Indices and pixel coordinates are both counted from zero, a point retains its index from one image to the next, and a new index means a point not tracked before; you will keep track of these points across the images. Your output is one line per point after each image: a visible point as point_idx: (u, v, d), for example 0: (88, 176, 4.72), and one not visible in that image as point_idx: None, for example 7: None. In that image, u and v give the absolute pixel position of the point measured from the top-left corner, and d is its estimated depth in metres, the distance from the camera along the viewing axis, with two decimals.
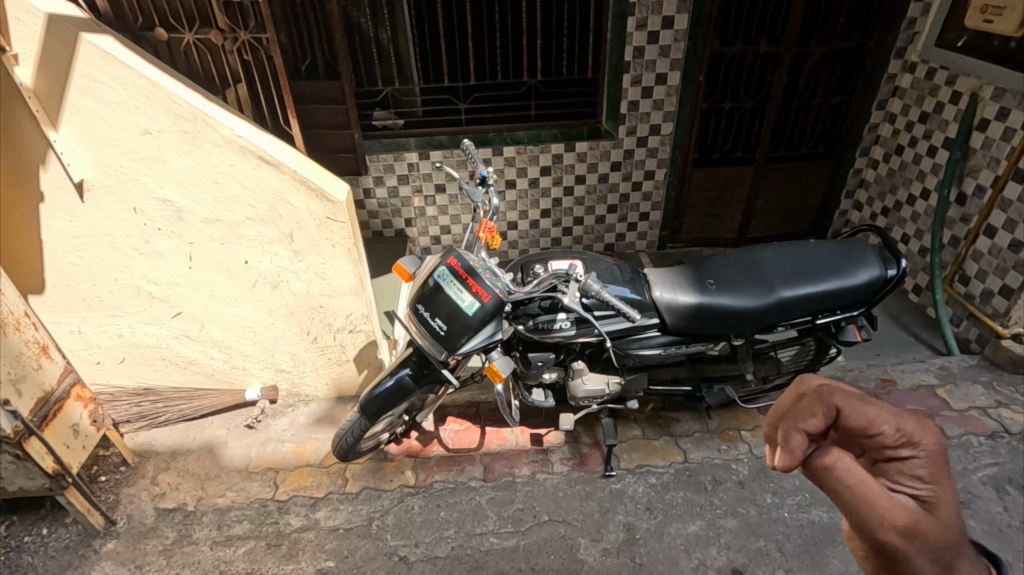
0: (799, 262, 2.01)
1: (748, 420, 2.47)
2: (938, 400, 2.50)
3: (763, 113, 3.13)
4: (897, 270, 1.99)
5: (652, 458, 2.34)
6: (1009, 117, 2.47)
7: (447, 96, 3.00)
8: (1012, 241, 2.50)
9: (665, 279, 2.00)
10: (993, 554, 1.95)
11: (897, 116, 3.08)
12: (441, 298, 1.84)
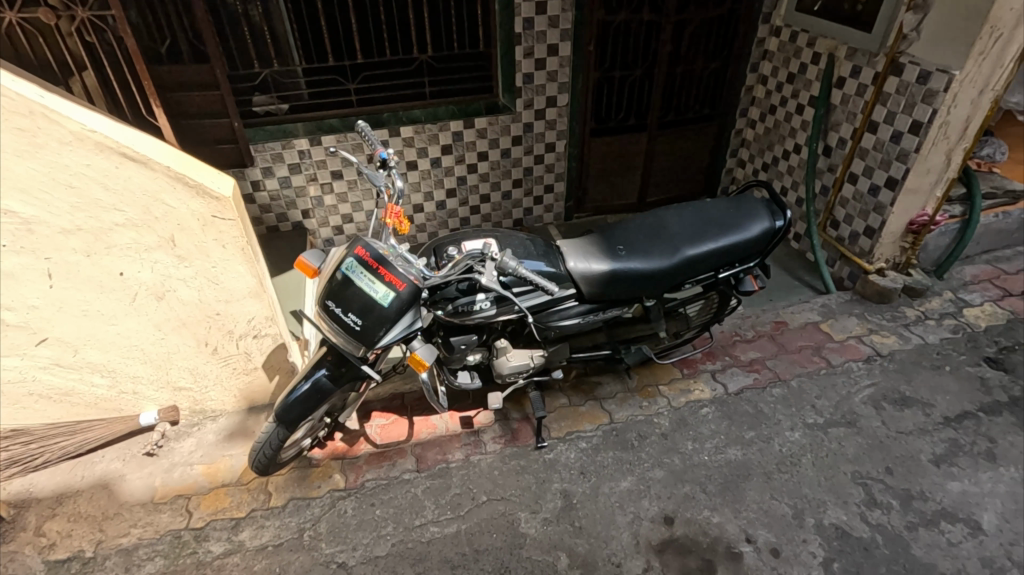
0: (698, 221, 2.12)
1: (665, 375, 2.61)
2: (822, 334, 2.78)
3: (651, 81, 3.25)
4: (783, 221, 2.15)
5: (581, 424, 2.41)
6: (860, 74, 2.74)
7: (333, 76, 2.81)
8: (872, 186, 2.80)
9: (578, 249, 2.04)
10: (877, 463, 2.21)
11: (768, 78, 3.31)
12: (353, 292, 1.75)
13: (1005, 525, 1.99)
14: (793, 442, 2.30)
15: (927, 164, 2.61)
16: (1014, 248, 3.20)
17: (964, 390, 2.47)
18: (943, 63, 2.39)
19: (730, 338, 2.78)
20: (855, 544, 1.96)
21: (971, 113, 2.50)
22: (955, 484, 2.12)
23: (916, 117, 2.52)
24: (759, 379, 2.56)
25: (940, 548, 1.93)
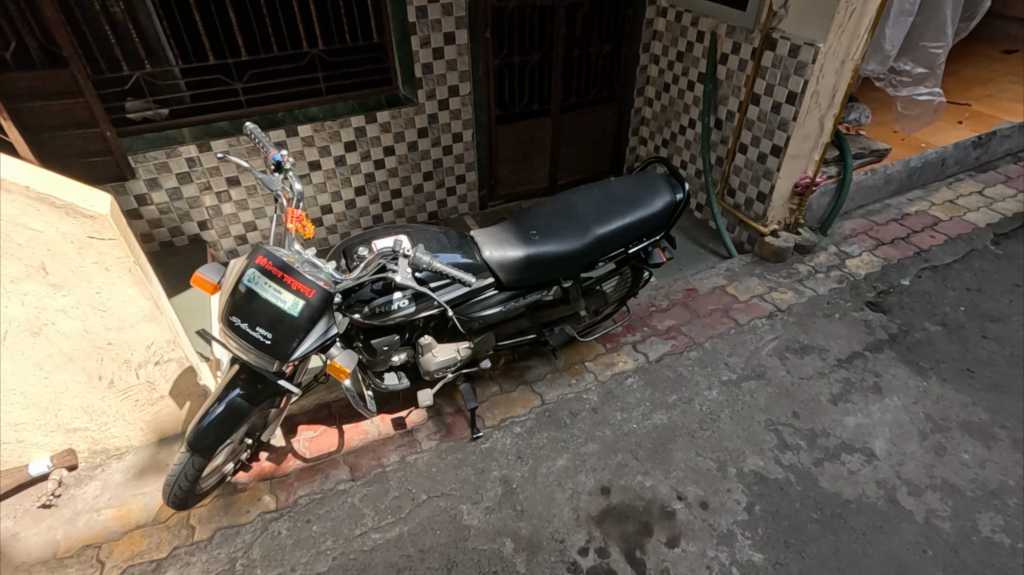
0: (605, 200, 2.18)
1: (590, 352, 2.69)
2: (729, 296, 2.97)
3: (550, 65, 3.29)
4: (683, 194, 2.26)
5: (514, 409, 2.44)
6: (740, 50, 2.92)
7: (217, 76, 2.62)
8: (759, 154, 3.01)
9: (492, 238, 2.04)
10: (786, 408, 2.40)
11: (660, 57, 3.46)
12: (258, 304, 1.65)
13: (894, 449, 2.23)
14: (712, 400, 2.45)
15: (805, 131, 2.83)
16: (883, 201, 3.56)
17: (852, 333, 2.73)
18: (809, 37, 2.59)
19: (647, 309, 2.91)
20: (773, 486, 2.13)
21: (837, 82, 2.73)
22: (852, 418, 2.35)
23: (791, 88, 2.73)
24: (677, 344, 2.70)
25: (844, 478, 2.14)
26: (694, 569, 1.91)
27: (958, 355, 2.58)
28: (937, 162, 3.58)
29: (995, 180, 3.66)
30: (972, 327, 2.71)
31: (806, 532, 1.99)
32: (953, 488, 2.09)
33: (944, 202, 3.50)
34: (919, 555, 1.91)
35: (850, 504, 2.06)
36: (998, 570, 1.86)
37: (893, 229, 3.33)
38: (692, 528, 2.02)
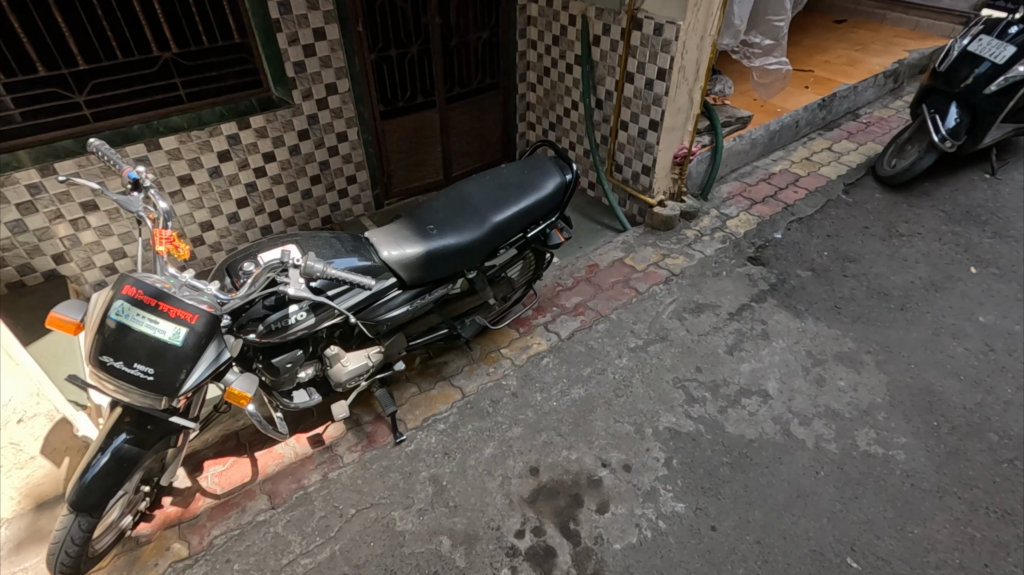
0: (498, 187, 2.20)
1: (504, 338, 2.71)
2: (628, 267, 3.11)
3: (429, 56, 3.24)
4: (572, 175, 2.32)
5: (435, 407, 2.41)
6: (611, 31, 3.04)
7: (52, 89, 2.32)
8: (640, 130, 3.17)
9: (389, 238, 2.00)
10: (689, 365, 2.57)
11: (537, 42, 3.52)
12: (132, 339, 1.50)
13: (785, 386, 2.46)
14: (623, 368, 2.57)
15: (677, 105, 3.00)
16: (751, 164, 3.88)
17: (739, 287, 2.96)
18: (670, 15, 2.75)
19: (553, 289, 2.99)
20: (686, 438, 2.27)
21: (700, 57, 2.91)
22: (746, 364, 2.56)
23: (660, 65, 2.89)
24: (585, 319, 2.80)
25: (745, 420, 2.33)
26: (625, 529, 2.00)
27: (827, 295, 2.89)
28: (792, 124, 3.96)
29: (840, 136, 4.11)
30: (835, 268, 3.04)
31: (719, 475, 2.15)
32: (835, 413, 2.35)
33: (801, 160, 3.89)
34: (814, 477, 2.13)
35: (753, 443, 2.25)
36: (877, 477, 2.12)
37: (762, 189, 3.65)
38: (619, 491, 2.11)
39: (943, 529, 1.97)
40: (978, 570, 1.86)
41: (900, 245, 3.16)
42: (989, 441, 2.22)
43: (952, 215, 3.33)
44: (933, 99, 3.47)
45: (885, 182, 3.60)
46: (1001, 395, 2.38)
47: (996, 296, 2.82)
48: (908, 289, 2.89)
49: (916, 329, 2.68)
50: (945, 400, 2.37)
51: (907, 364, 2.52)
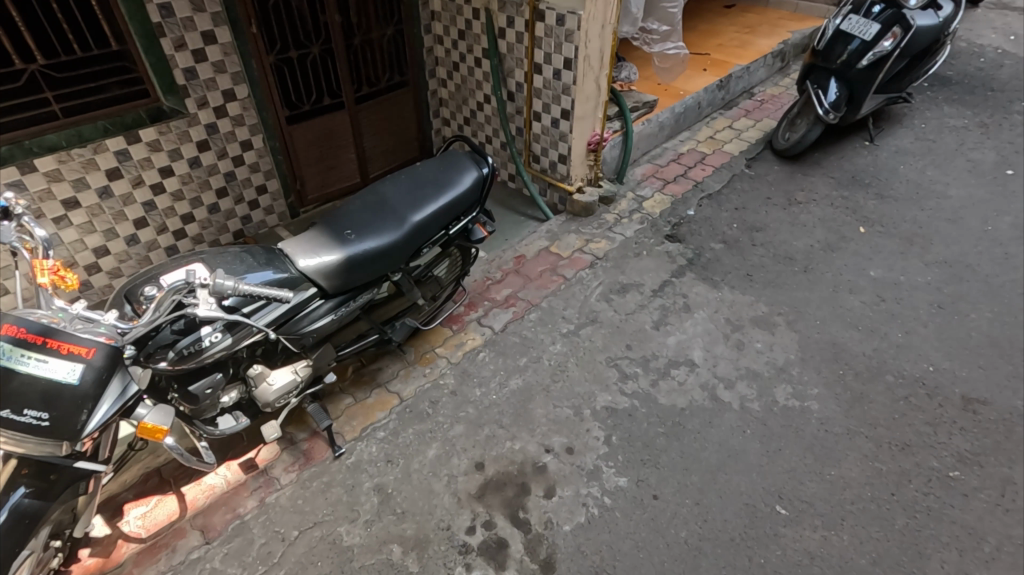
0: (415, 186, 2.17)
1: (437, 338, 2.69)
2: (554, 255, 3.17)
3: (332, 55, 3.13)
4: (488, 168, 2.32)
5: (373, 415, 2.36)
6: (515, 24, 3.05)
7: None
8: (553, 119, 3.22)
9: (305, 246, 1.93)
10: (620, 344, 2.66)
11: (443, 37, 3.49)
12: (18, 383, 1.33)
13: (708, 354, 2.60)
14: (558, 354, 2.61)
15: (586, 93, 3.08)
16: (661, 146, 4.05)
17: (660, 265, 3.09)
18: (570, 6, 2.80)
19: (483, 284, 2.99)
20: (623, 415, 2.35)
21: (603, 45, 2.97)
22: (672, 338, 2.68)
23: (566, 55, 2.94)
24: (517, 310, 2.83)
25: (676, 390, 2.44)
26: (573, 510, 2.05)
27: (739, 264, 3.07)
28: (695, 105, 4.16)
29: (738, 114, 4.36)
30: (744, 239, 3.24)
31: (656, 446, 2.24)
32: (755, 374, 2.51)
33: (706, 139, 4.10)
34: (742, 436, 2.27)
35: (685, 411, 2.36)
36: (796, 428, 2.29)
37: (673, 169, 3.82)
38: (564, 475, 2.16)
39: (856, 467, 2.16)
40: (887, 499, 2.06)
41: (799, 212, 3.41)
42: (887, 383, 2.45)
43: (841, 180, 3.63)
44: (815, 75, 3.74)
45: (781, 154, 3.86)
46: (893, 340, 2.63)
47: (883, 251, 3.11)
48: (809, 252, 3.13)
49: (819, 288, 2.90)
50: (848, 350, 2.59)
51: (814, 321, 2.73)
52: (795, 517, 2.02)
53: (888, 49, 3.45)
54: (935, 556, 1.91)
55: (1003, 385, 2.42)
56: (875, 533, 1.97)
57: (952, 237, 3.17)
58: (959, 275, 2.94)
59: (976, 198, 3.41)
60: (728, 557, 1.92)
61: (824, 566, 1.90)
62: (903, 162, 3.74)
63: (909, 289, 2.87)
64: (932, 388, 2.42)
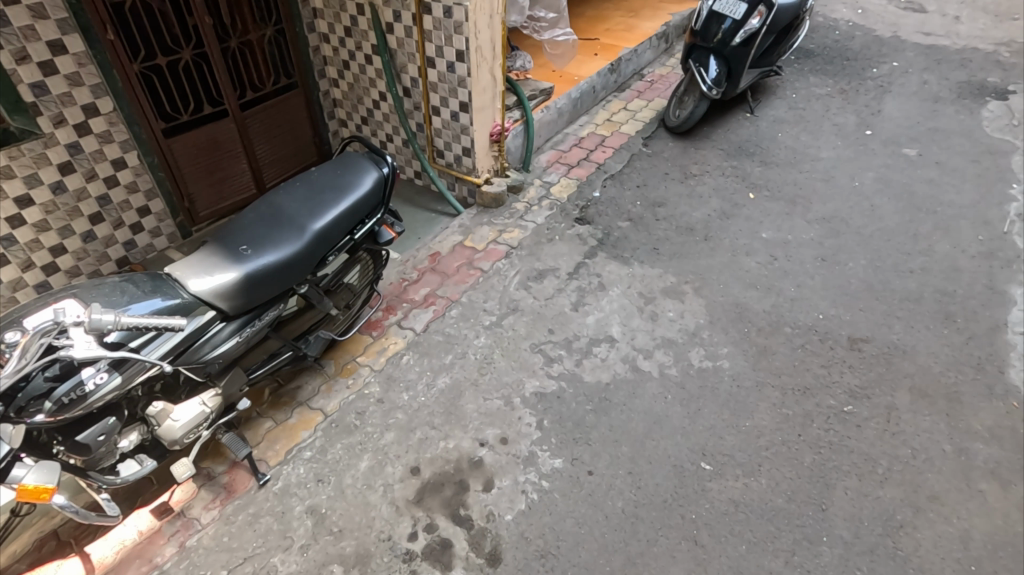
0: (313, 192, 2.08)
1: (358, 346, 2.60)
2: (469, 249, 3.16)
3: (207, 60, 2.91)
4: (389, 167, 2.26)
5: (297, 436, 2.25)
6: (402, 18, 2.99)
7: None
8: (452, 113, 3.19)
9: (197, 266, 1.81)
10: (542, 329, 2.70)
11: (328, 35, 3.35)
12: None
13: (626, 328, 2.70)
14: (483, 347, 2.61)
15: (481, 85, 3.07)
16: (562, 132, 4.14)
17: (572, 248, 3.16)
18: None
19: (399, 286, 2.93)
20: (552, 398, 2.40)
21: (492, 35, 2.99)
22: (591, 317, 2.76)
23: (457, 47, 2.92)
24: (437, 309, 2.79)
25: (599, 367, 2.52)
26: (513, 498, 2.07)
27: (646, 239, 3.21)
28: (590, 90, 4.28)
29: (632, 96, 4.54)
30: (648, 215, 3.39)
31: (586, 423, 2.31)
32: (670, 341, 2.64)
33: (604, 122, 4.23)
34: (664, 403, 2.38)
35: (609, 386, 2.45)
36: (711, 387, 2.44)
37: (576, 153, 3.91)
38: (500, 465, 2.17)
39: (767, 416, 2.33)
40: (795, 440, 2.25)
41: (695, 184, 3.61)
42: (786, 334, 2.66)
43: (728, 152, 3.88)
44: (696, 54, 3.96)
45: (673, 131, 4.06)
46: (787, 295, 2.85)
47: (771, 214, 3.36)
48: (707, 222, 3.32)
49: (719, 254, 3.10)
50: (749, 309, 2.78)
51: (717, 286, 2.91)
52: (718, 470, 2.15)
53: (756, 27, 3.71)
54: (839, 484, 2.11)
55: (881, 323, 2.70)
56: (788, 473, 2.14)
57: (827, 195, 3.48)
58: (836, 229, 3.24)
59: (844, 158, 3.77)
60: (662, 518, 2.02)
61: (748, 511, 2.04)
62: (781, 130, 4.05)
63: (796, 246, 3.13)
64: (823, 334, 2.66)
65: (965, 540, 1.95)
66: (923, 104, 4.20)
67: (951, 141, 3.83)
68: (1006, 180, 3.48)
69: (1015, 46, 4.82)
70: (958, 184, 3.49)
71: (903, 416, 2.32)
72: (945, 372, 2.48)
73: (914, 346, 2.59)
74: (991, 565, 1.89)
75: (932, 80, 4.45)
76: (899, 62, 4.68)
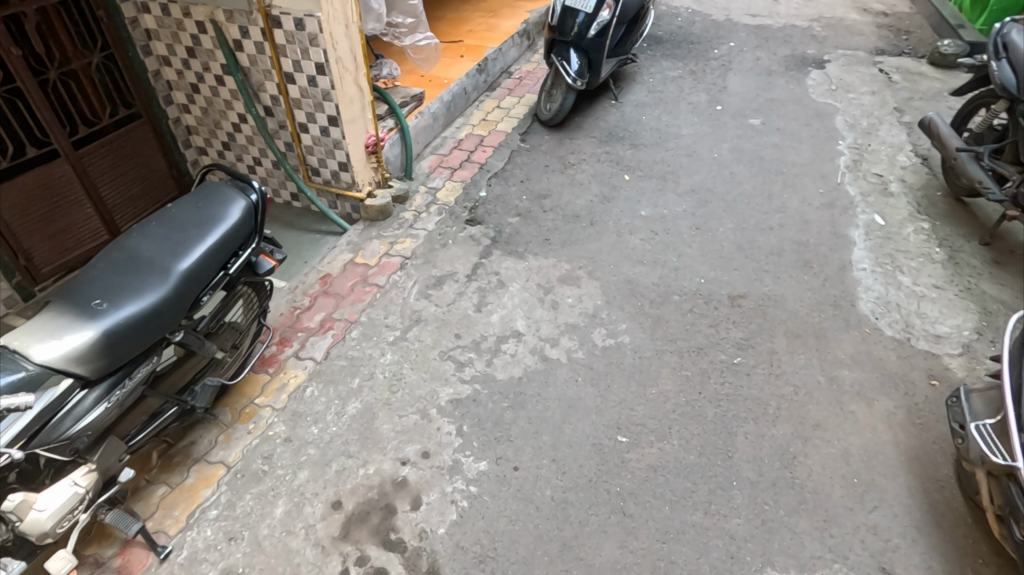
0: (173, 230, 1.90)
1: (255, 387, 2.42)
2: (361, 266, 3.05)
3: (21, 98, 2.64)
4: (257, 193, 2.12)
5: (198, 496, 2.06)
6: (250, 34, 2.81)
7: None
8: (321, 129, 3.06)
9: (42, 331, 1.59)
10: (449, 335, 2.67)
11: (169, 57, 3.06)
12: None
13: (530, 321, 2.75)
14: (390, 364, 2.54)
15: (348, 96, 2.97)
16: (440, 136, 4.12)
17: (467, 250, 3.16)
18: (305, 8, 2.65)
19: (292, 315, 2.76)
20: (468, 402, 2.38)
21: (352, 45, 2.89)
22: (495, 315, 2.77)
23: (316, 60, 2.80)
24: (336, 333, 2.67)
25: (510, 363, 2.55)
26: (443, 511, 2.04)
27: (537, 232, 3.28)
28: (461, 92, 4.29)
29: (503, 94, 4.62)
30: (535, 208, 3.47)
31: (505, 421, 2.32)
32: (573, 326, 2.72)
33: (480, 122, 4.27)
34: (576, 386, 2.46)
35: (522, 379, 2.48)
36: (617, 363, 2.55)
37: (457, 156, 3.91)
38: (425, 480, 2.13)
39: (669, 381, 2.48)
40: (697, 398, 2.42)
41: (575, 173, 3.75)
42: (675, 302, 2.85)
43: (601, 138, 4.07)
44: (557, 49, 4.11)
45: (548, 124, 4.19)
46: (671, 265, 3.06)
47: (647, 192, 3.58)
48: (591, 207, 3.47)
49: (606, 237, 3.24)
50: (640, 284, 2.95)
51: (609, 266, 3.05)
52: (634, 440, 2.26)
53: (607, 18, 3.93)
54: (740, 431, 2.29)
55: (753, 279, 2.97)
56: (695, 430, 2.30)
57: (693, 169, 3.77)
58: (704, 198, 3.52)
59: (702, 133, 4.09)
60: (590, 497, 2.08)
61: (666, 473, 2.16)
62: (644, 113, 4.32)
63: (673, 220, 3.36)
64: (707, 296, 2.88)
65: (846, 457, 2.20)
66: (759, 78, 4.67)
67: (786, 109, 4.30)
68: (834, 138, 3.97)
69: (824, 21, 5.51)
70: (798, 146, 3.93)
71: (782, 358, 2.58)
72: (811, 313, 2.78)
73: (783, 295, 2.88)
74: (869, 474, 2.16)
75: (764, 56, 4.96)
76: (735, 43, 5.17)
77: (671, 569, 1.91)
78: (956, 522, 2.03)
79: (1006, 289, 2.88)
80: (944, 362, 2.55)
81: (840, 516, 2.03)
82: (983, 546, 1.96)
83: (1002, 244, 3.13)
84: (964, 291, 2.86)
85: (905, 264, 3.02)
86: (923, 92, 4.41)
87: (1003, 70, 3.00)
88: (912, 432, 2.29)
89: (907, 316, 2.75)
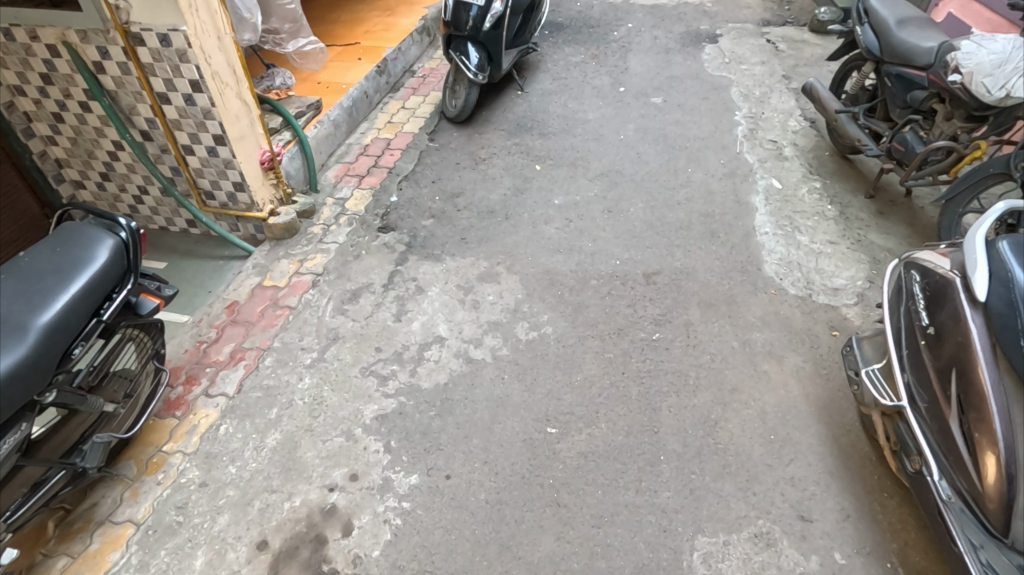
0: (29, 281, 1.73)
1: (161, 434, 2.27)
2: (270, 288, 2.90)
3: None
4: (126, 230, 1.97)
5: (106, 560, 1.92)
6: (110, 54, 2.58)
7: None
8: (208, 149, 2.87)
9: None
10: (370, 350, 2.59)
11: (21, 86, 2.81)
12: None
13: (452, 324, 2.70)
14: (309, 388, 2.43)
15: (232, 112, 2.79)
16: (345, 143, 3.98)
17: (382, 258, 3.07)
18: (169, 22, 2.46)
19: (198, 350, 2.60)
20: (394, 416, 2.32)
21: (228, 57, 2.72)
22: (416, 322, 2.71)
23: (189, 77, 2.61)
24: (249, 363, 2.53)
25: (434, 369, 2.50)
26: (376, 533, 1.99)
27: (452, 232, 3.23)
28: (362, 95, 4.16)
29: (407, 93, 4.51)
30: (449, 208, 3.41)
31: (433, 429, 2.28)
32: (496, 324, 2.70)
33: (385, 125, 4.15)
34: (503, 383, 2.45)
35: (447, 385, 2.44)
36: (542, 355, 2.56)
37: (364, 163, 3.79)
38: (356, 504, 2.06)
39: (593, 365, 2.52)
40: (621, 378, 2.46)
41: (486, 168, 3.72)
42: (594, 287, 2.88)
43: (509, 130, 4.05)
44: (455, 44, 4.04)
45: (454, 121, 4.13)
46: (587, 251, 3.09)
47: (559, 179, 3.61)
48: (504, 201, 3.45)
49: (521, 229, 3.24)
50: (559, 273, 2.96)
51: (526, 259, 3.05)
52: (564, 431, 2.28)
53: (500, 10, 3.89)
54: (664, 406, 2.36)
55: (665, 255, 3.05)
56: (621, 411, 2.34)
57: (601, 152, 3.82)
58: (614, 180, 3.58)
59: (608, 116, 4.16)
60: (523, 494, 2.09)
61: (596, 457, 2.19)
62: (550, 101, 4.34)
63: (585, 205, 3.40)
64: (623, 276, 2.94)
65: (763, 416, 2.31)
66: (658, 57, 4.79)
67: (685, 85, 4.43)
68: (731, 109, 4.13)
69: None
70: (697, 120, 4.06)
71: (698, 328, 2.67)
72: (721, 281, 2.89)
73: (695, 266, 2.98)
74: (784, 430, 2.27)
75: (661, 35, 5.09)
76: (632, 24, 5.28)
77: (607, 553, 1.94)
78: (863, 462, 2.17)
79: (890, 238, 3.10)
80: (843, 313, 2.71)
81: (760, 474, 2.13)
82: (887, 481, 2.11)
83: (885, 196, 3.37)
84: (855, 243, 3.06)
85: (802, 224, 3.19)
86: (806, 59, 4.66)
87: (867, 35, 3.22)
88: (819, 383, 2.43)
89: (808, 274, 2.90)
